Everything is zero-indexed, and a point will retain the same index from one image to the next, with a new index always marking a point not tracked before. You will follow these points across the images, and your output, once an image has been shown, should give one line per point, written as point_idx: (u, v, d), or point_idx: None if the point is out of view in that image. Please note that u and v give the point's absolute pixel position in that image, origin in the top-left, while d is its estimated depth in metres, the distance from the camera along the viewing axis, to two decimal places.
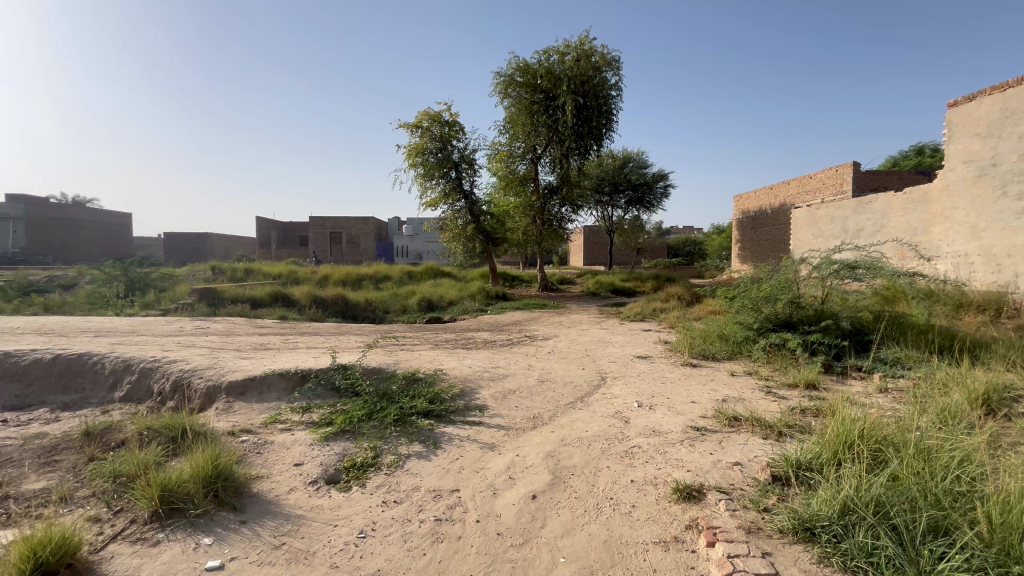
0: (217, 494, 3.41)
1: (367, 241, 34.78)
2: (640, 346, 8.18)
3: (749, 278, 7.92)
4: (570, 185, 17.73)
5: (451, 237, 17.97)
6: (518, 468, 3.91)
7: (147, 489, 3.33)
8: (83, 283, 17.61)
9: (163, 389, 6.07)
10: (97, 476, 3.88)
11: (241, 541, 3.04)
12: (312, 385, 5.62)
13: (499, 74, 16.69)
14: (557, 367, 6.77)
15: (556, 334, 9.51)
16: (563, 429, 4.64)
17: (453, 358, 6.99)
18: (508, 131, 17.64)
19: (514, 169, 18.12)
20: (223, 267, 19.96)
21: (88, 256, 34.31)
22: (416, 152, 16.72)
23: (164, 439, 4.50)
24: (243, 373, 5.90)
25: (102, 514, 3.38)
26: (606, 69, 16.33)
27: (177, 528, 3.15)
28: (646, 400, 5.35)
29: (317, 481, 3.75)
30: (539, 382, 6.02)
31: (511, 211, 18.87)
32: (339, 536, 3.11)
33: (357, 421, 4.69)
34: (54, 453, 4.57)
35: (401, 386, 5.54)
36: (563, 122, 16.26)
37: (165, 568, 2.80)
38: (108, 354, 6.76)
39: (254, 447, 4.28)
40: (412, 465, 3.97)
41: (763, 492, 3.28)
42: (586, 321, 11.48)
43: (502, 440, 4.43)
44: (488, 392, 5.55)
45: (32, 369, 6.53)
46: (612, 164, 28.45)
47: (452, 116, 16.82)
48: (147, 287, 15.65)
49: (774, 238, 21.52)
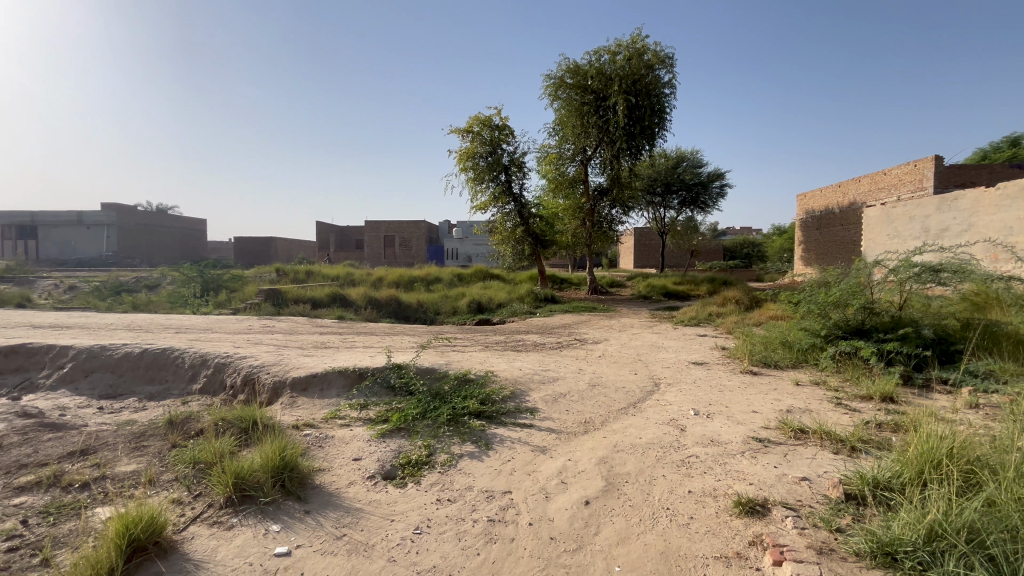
0: (284, 484, 3.62)
1: (418, 244, 35.76)
2: (695, 352, 7.88)
3: (816, 281, 7.45)
4: (620, 186, 17.38)
5: (501, 240, 18.05)
6: (570, 472, 3.87)
7: (223, 476, 3.58)
8: (165, 284, 19.22)
9: (235, 383, 6.50)
10: (179, 461, 4.23)
11: (306, 530, 3.21)
12: (369, 383, 5.83)
13: (549, 76, 16.64)
14: (609, 371, 6.66)
15: (606, 338, 9.36)
16: (615, 435, 4.55)
17: (503, 360, 7.03)
18: (557, 133, 17.56)
19: (564, 171, 17.89)
20: (286, 269, 21.18)
21: (168, 260, 37.45)
22: (467, 156, 16.92)
23: (236, 430, 4.81)
24: (306, 370, 6.23)
25: (184, 498, 3.65)
26: (659, 67, 15.95)
27: (249, 514, 3.35)
28: (704, 408, 5.15)
29: (374, 476, 3.88)
30: (590, 386, 5.94)
31: (560, 213, 18.79)
32: (396, 530, 3.20)
33: (411, 419, 4.82)
34: (143, 439, 4.99)
35: (453, 386, 5.63)
36: (614, 122, 16.04)
37: (239, 552, 2.99)
38: (187, 349, 7.33)
39: (317, 441, 4.49)
40: (465, 464, 4.02)
41: (835, 510, 3.07)
42: (637, 325, 11.21)
43: (554, 444, 4.40)
44: (539, 395, 5.54)
45: (123, 361, 7.18)
46: (664, 165, 27.62)
47: (503, 120, 16.95)
48: (220, 288, 16.84)
49: (843, 239, 20.16)
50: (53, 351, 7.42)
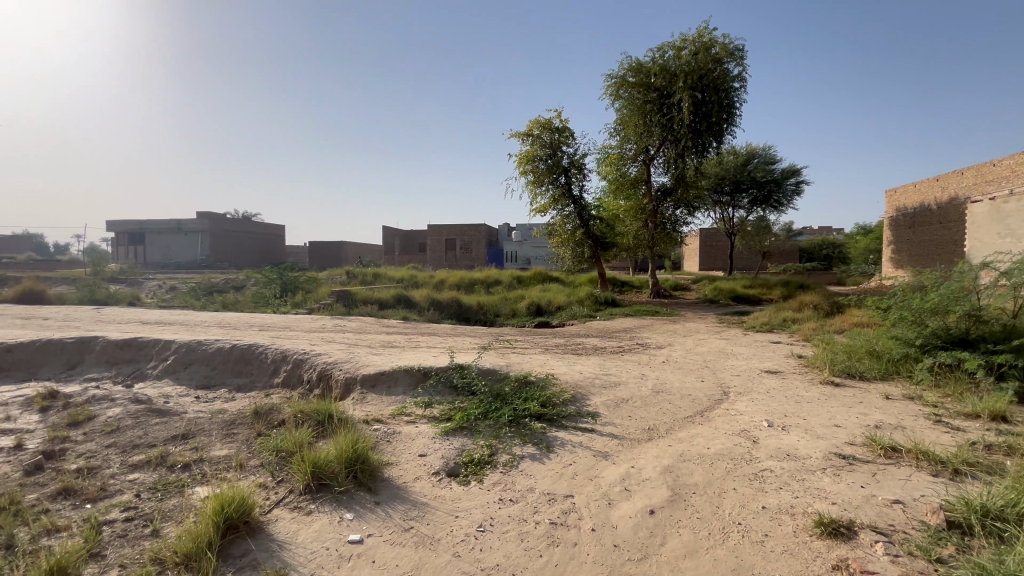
0: (356, 475, 3.82)
1: (478, 247, 36.48)
2: (768, 360, 7.42)
3: (909, 286, 6.80)
4: (685, 186, 16.77)
5: (560, 243, 17.95)
6: (634, 480, 3.78)
7: (302, 465, 3.83)
8: (250, 285, 20.94)
9: (311, 378, 6.96)
10: (264, 448, 4.60)
11: (376, 520, 3.37)
12: (433, 382, 6.03)
13: (610, 76, 16.37)
14: (673, 378, 6.43)
15: (670, 343, 9.05)
16: (682, 444, 4.39)
17: (563, 363, 7.00)
18: (618, 133, 17.24)
19: (625, 172, 17.52)
20: (355, 272, 22.33)
21: (251, 264, 40.76)
22: (527, 160, 16.98)
23: (313, 421, 5.15)
24: (374, 368, 6.53)
25: (269, 482, 3.96)
26: (727, 60, 15.29)
27: (325, 501, 3.58)
28: (778, 420, 4.84)
29: (439, 472, 4.01)
30: (653, 392, 5.77)
31: (621, 215, 18.41)
32: (461, 527, 3.29)
33: (473, 419, 4.92)
34: (233, 426, 5.47)
35: (514, 388, 5.67)
36: (678, 120, 15.53)
37: (317, 536, 3.20)
38: (271, 346, 7.96)
39: (385, 435, 4.70)
40: (526, 466, 4.05)
41: (934, 539, 2.79)
42: (703, 330, 10.73)
43: (616, 450, 4.32)
44: (600, 400, 5.46)
45: (216, 355, 7.92)
46: (733, 162, 26.28)
47: (563, 122, 16.89)
48: (296, 289, 18.07)
49: (941, 238, 18.21)
50: (158, 345, 8.30)
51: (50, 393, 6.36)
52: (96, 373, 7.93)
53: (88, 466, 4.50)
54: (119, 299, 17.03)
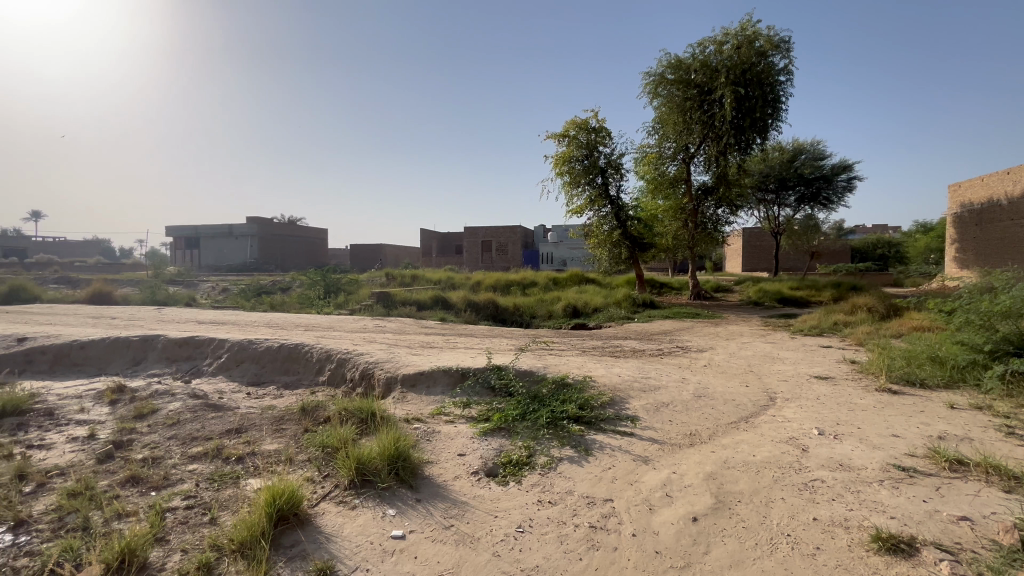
0: (397, 472, 3.92)
1: (514, 249, 36.63)
2: (818, 365, 7.08)
3: (976, 288, 6.36)
4: (727, 184, 16.27)
5: (597, 244, 17.75)
6: (675, 486, 3.70)
7: (347, 461, 3.96)
8: (295, 287, 21.79)
9: (354, 377, 7.19)
10: (311, 444, 4.79)
11: (418, 517, 3.45)
12: (471, 383, 6.11)
13: (648, 74, 16.10)
14: (716, 382, 6.25)
15: (713, 346, 8.79)
16: (725, 450, 4.26)
17: (601, 366, 6.92)
18: (657, 131, 16.90)
19: (663, 171, 17.17)
20: (394, 273, 22.83)
21: (296, 267, 42.45)
22: (563, 161, 16.90)
23: (356, 419, 5.31)
24: (414, 368, 6.67)
25: (316, 476, 4.12)
26: (773, 53, 14.73)
27: (369, 497, 3.69)
28: (830, 428, 4.62)
29: (478, 472, 4.06)
30: (695, 397, 5.62)
31: (659, 214, 18.04)
32: (500, 526, 3.32)
33: (512, 420, 4.95)
34: (282, 422, 5.71)
35: (551, 390, 5.65)
36: (720, 116, 15.09)
37: (362, 531, 3.30)
38: (316, 345, 8.27)
39: (425, 434, 4.79)
40: (565, 468, 4.04)
41: (1007, 560, 2.60)
42: (747, 333, 10.36)
43: (656, 455, 4.25)
44: (639, 403, 5.36)
45: (266, 353, 8.30)
46: (779, 159, 25.27)
47: (600, 122, 16.71)
48: (339, 290, 18.68)
49: (1012, 236, 16.91)
50: (213, 343, 8.77)
51: (119, 387, 6.83)
52: (158, 369, 8.47)
53: (152, 456, 4.81)
54: (177, 300, 18.13)
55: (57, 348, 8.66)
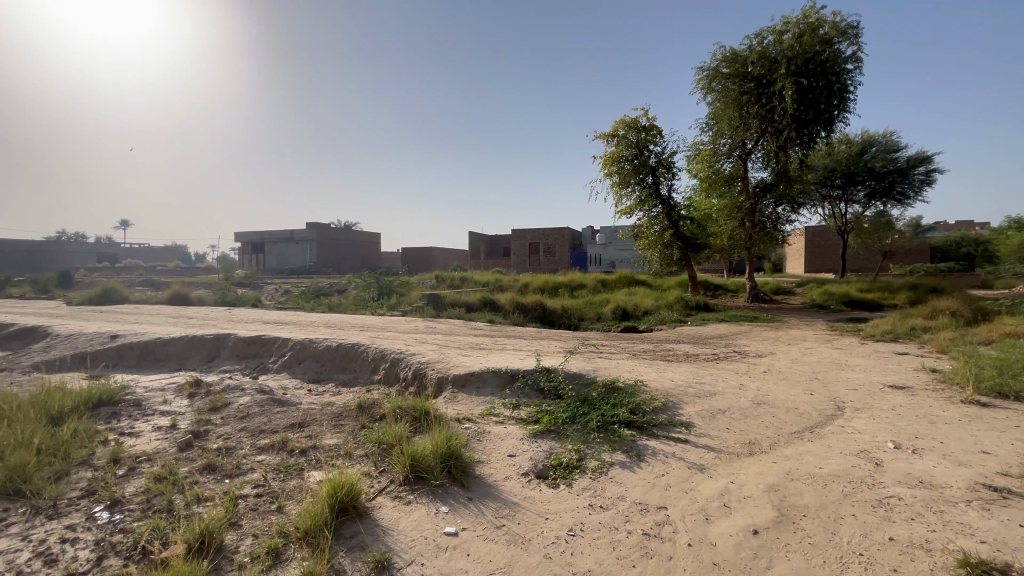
0: (450, 470, 4.00)
1: (562, 251, 36.48)
2: (893, 373, 6.57)
3: None
4: (788, 181, 15.43)
5: (647, 245, 17.32)
6: (733, 497, 3.55)
7: (402, 457, 4.09)
8: (350, 289, 22.72)
9: (407, 376, 7.41)
10: (367, 440, 4.98)
11: (470, 515, 3.51)
12: (521, 384, 6.14)
13: (701, 69, 15.57)
14: (777, 389, 5.93)
15: (773, 351, 8.36)
16: (788, 461, 4.05)
17: (653, 370, 6.75)
18: (711, 128, 16.31)
19: (718, 168, 16.56)
20: (444, 276, 23.31)
21: (352, 270, 44.27)
22: (612, 161, 16.63)
23: (410, 417, 5.47)
24: (465, 369, 6.78)
25: (373, 471, 4.28)
26: (839, 40, 13.85)
27: (423, 493, 3.79)
28: (907, 442, 4.28)
29: (528, 474, 4.07)
30: (754, 404, 5.36)
31: (714, 214, 17.39)
32: (551, 529, 3.31)
33: (561, 422, 4.93)
34: (340, 418, 5.97)
35: (601, 393, 5.57)
36: (780, 110, 14.34)
37: (417, 526, 3.40)
38: (371, 345, 8.60)
39: (476, 434, 4.86)
40: (616, 473, 3.98)
41: None
42: (811, 338, 9.76)
43: (712, 463, 4.10)
44: (694, 409, 5.19)
45: (325, 352, 8.73)
46: (845, 152, 23.71)
47: (650, 121, 16.34)
48: (391, 292, 19.30)
49: None
50: (277, 342, 9.32)
51: (196, 381, 7.41)
52: (229, 365, 9.09)
53: (226, 446, 5.17)
54: (245, 301, 19.39)
55: (143, 344, 9.50)
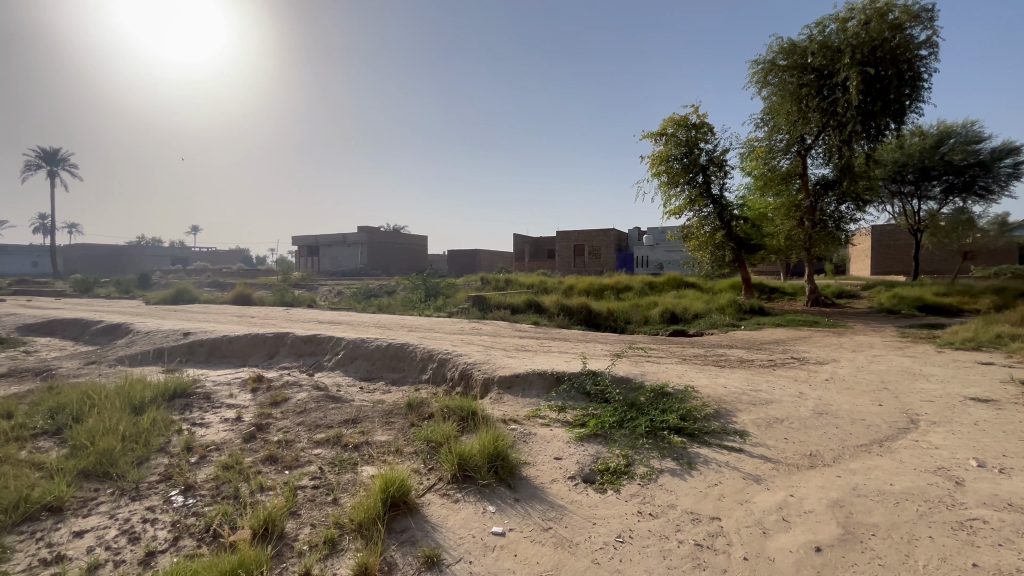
0: (497, 470, 4.04)
1: (607, 252, 35.96)
2: (975, 385, 6.01)
3: None
4: (853, 177, 14.43)
5: (697, 246, 16.74)
6: (794, 511, 3.37)
7: (450, 455, 4.16)
8: (399, 291, 23.38)
9: (454, 376, 7.55)
10: (417, 437, 5.11)
11: (517, 516, 3.53)
12: (567, 387, 6.11)
13: (756, 62, 14.92)
14: (842, 399, 5.58)
15: (836, 358, 7.87)
16: (854, 476, 3.80)
17: (704, 375, 6.51)
18: (767, 123, 15.57)
19: (774, 166, 15.78)
20: (488, 277, 23.53)
21: (400, 272, 45.60)
22: (660, 161, 16.23)
23: (457, 417, 5.55)
24: (510, 370, 6.82)
25: (422, 468, 4.38)
26: (911, 24, 12.87)
27: (471, 492, 3.85)
28: (993, 461, 3.91)
29: (575, 477, 4.04)
30: (815, 414, 5.07)
31: (769, 213, 16.58)
32: (599, 534, 3.28)
33: (608, 426, 4.85)
34: (391, 415, 6.15)
35: (650, 398, 5.44)
36: (844, 102, 13.51)
37: (464, 524, 3.45)
38: (419, 346, 8.81)
39: (522, 435, 4.87)
40: (666, 480, 3.87)
41: None
42: (879, 345, 9.11)
43: (770, 475, 3.91)
44: (749, 417, 4.97)
45: (376, 352, 9.04)
46: (919, 144, 22.00)
47: (701, 118, 15.83)
48: (438, 294, 19.68)
49: None
50: (332, 341, 9.73)
51: (258, 377, 7.87)
52: (288, 362, 9.59)
53: (286, 439, 5.46)
54: (301, 301, 20.34)
55: (212, 341, 10.19)
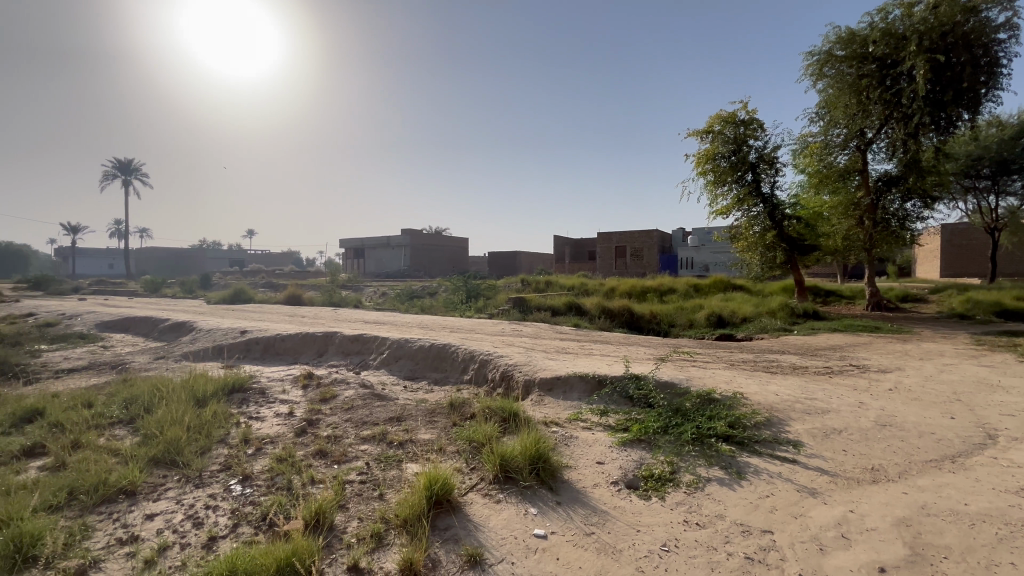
0: (538, 472, 4.03)
1: (650, 253, 35.22)
2: None
3: None
4: (919, 172, 13.46)
5: (745, 247, 16.10)
6: (854, 527, 3.19)
7: (492, 456, 4.19)
8: (440, 292, 23.77)
9: (495, 377, 7.60)
10: (459, 437, 5.18)
11: (559, 519, 3.52)
12: (609, 391, 6.02)
13: (810, 54, 14.19)
14: (907, 410, 5.21)
15: (901, 367, 7.36)
16: (923, 494, 3.55)
17: (754, 382, 6.24)
18: (823, 117, 14.77)
19: (830, 162, 14.95)
20: (528, 279, 23.53)
21: (441, 273, 46.48)
22: (707, 159, 15.74)
23: (498, 417, 5.58)
24: (551, 373, 6.79)
25: (465, 467, 4.43)
26: (988, 5, 11.85)
27: (513, 493, 3.86)
28: None
29: (618, 483, 3.98)
30: (878, 426, 4.76)
31: (826, 212, 15.75)
32: (643, 542, 3.21)
33: (652, 432, 4.73)
34: (434, 414, 6.26)
35: (696, 404, 5.27)
36: (909, 92, 12.64)
37: (507, 524, 3.47)
38: (461, 347, 8.92)
39: (563, 438, 4.84)
40: (714, 490, 3.75)
41: None
42: (950, 353, 8.44)
43: (827, 488, 3.71)
44: (803, 427, 4.73)
45: (419, 352, 9.23)
46: (996, 136, 20.31)
47: (749, 114, 15.22)
48: (479, 295, 19.86)
49: None
50: (377, 341, 10.02)
51: (309, 374, 8.22)
52: (336, 361, 9.95)
53: (335, 435, 5.67)
54: (347, 302, 21.10)
55: (267, 339, 10.73)
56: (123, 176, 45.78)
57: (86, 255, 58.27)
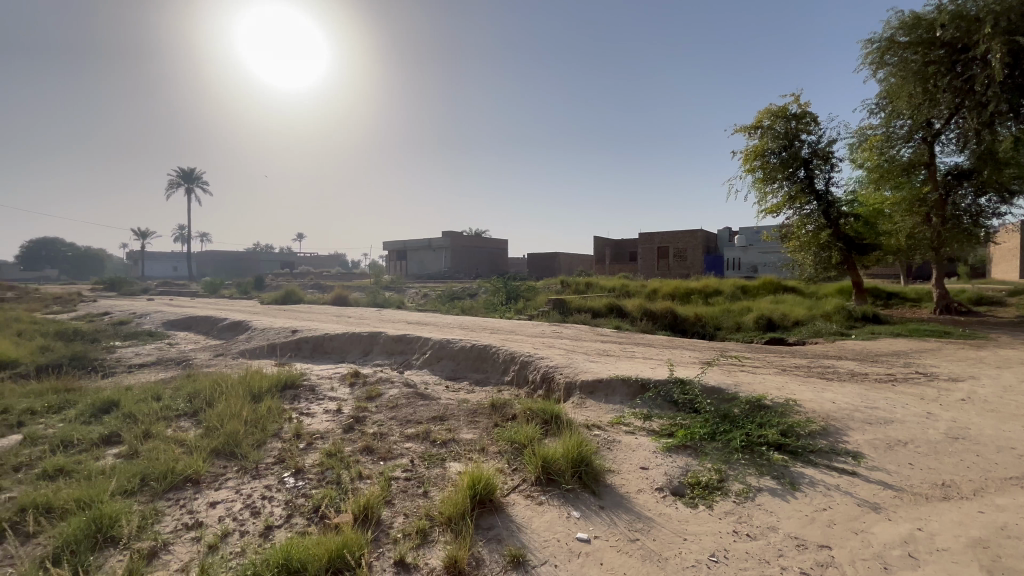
0: (581, 476, 4.00)
1: (694, 254, 34.19)
2: None
3: None
4: (995, 165, 12.44)
5: (797, 246, 15.35)
6: (922, 547, 2.99)
7: (534, 457, 4.19)
8: (481, 293, 23.98)
9: (535, 379, 7.60)
10: (500, 437, 5.21)
11: (602, 524, 3.48)
12: (652, 395, 5.89)
13: (870, 42, 13.41)
14: (982, 422, 4.82)
15: (975, 375, 6.80)
16: (1001, 514, 3.27)
17: (809, 388, 5.94)
18: (884, 108, 13.91)
19: (893, 156, 14.05)
20: (568, 281, 23.37)
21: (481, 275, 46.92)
22: (755, 155, 15.15)
23: (539, 419, 5.58)
24: (593, 375, 6.71)
25: (507, 468, 4.46)
26: None
27: (555, 496, 3.85)
28: None
29: (663, 489, 3.89)
30: (949, 438, 4.42)
31: (887, 208, 14.83)
32: (690, 551, 3.13)
33: (699, 438, 4.60)
34: (475, 415, 6.33)
35: (745, 410, 5.07)
36: (984, 78, 11.65)
37: (549, 527, 3.47)
38: (501, 348, 8.98)
39: (606, 441, 4.78)
40: (765, 500, 3.60)
41: None
42: None
43: (891, 504, 3.49)
44: (863, 437, 4.46)
45: (461, 352, 9.36)
46: None
47: (802, 107, 14.52)
48: (518, 297, 19.89)
49: None
50: (420, 341, 10.23)
51: (356, 372, 8.50)
52: (381, 360, 10.24)
53: (380, 432, 5.83)
54: (391, 302, 21.67)
55: (316, 338, 11.18)
56: (186, 184, 48.99)
57: (154, 258, 62.72)
